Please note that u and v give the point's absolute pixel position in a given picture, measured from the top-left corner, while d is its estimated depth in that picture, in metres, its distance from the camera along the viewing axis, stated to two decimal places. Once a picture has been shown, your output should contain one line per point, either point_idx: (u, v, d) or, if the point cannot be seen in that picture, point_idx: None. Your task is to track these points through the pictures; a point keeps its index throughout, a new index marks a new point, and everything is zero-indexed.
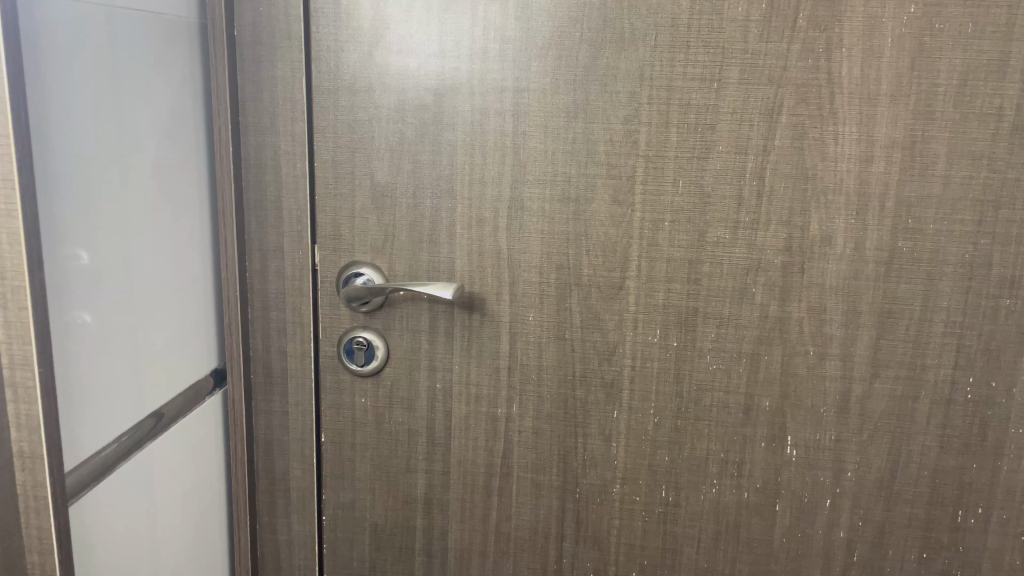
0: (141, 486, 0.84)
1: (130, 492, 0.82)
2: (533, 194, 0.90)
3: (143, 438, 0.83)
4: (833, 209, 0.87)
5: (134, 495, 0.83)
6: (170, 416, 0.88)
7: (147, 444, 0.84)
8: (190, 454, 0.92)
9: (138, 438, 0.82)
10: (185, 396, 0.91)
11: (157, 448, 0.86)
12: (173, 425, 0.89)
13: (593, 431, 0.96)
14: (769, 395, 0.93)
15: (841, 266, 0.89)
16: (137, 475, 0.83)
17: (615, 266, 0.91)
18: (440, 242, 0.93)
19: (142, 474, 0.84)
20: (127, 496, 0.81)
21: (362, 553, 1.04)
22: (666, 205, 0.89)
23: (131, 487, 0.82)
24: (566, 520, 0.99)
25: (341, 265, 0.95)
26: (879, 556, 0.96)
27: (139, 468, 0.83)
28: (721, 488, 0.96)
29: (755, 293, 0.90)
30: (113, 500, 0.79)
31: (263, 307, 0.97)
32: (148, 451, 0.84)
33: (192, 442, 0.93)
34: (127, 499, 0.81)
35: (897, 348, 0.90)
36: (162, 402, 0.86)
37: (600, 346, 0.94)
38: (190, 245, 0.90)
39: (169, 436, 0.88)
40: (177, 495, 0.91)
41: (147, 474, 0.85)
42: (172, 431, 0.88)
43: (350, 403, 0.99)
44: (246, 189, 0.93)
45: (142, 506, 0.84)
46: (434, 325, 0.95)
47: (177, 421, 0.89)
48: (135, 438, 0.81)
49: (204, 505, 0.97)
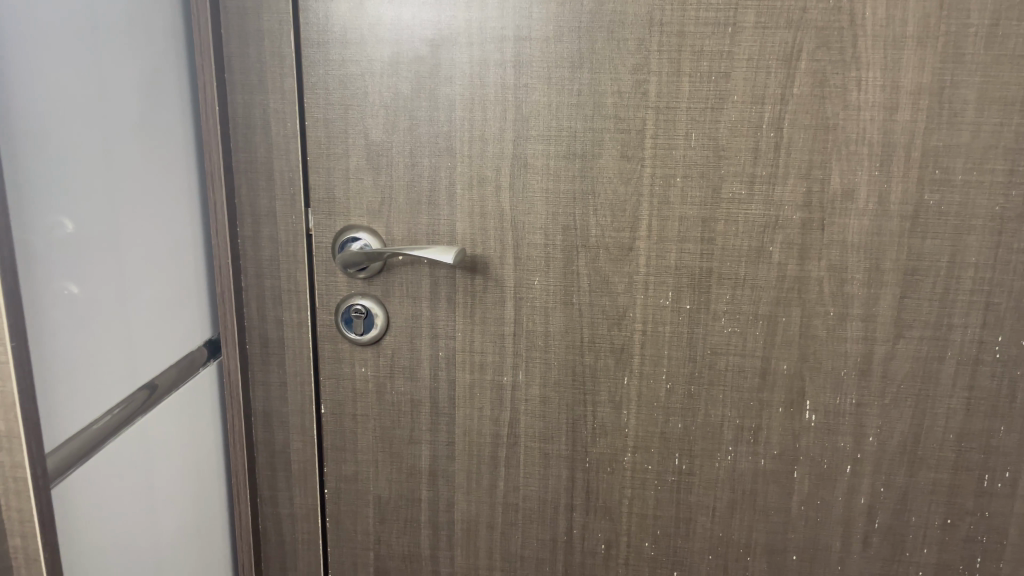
0: (137, 462, 0.81)
1: (127, 463, 0.79)
2: (537, 150, 0.85)
3: (136, 411, 0.80)
4: (856, 160, 0.81)
5: (131, 471, 0.80)
6: (164, 388, 0.85)
7: (138, 419, 0.81)
8: (183, 425, 0.90)
9: (131, 412, 0.79)
10: (179, 367, 0.88)
11: (150, 420, 0.83)
12: (167, 397, 0.86)
13: (603, 398, 0.92)
14: (788, 358, 0.88)
15: (864, 222, 0.83)
16: (131, 449, 0.80)
17: (624, 226, 0.86)
18: (440, 203, 0.88)
19: (135, 449, 0.81)
20: (122, 471, 0.79)
21: (366, 527, 1.04)
22: (679, 159, 0.84)
23: (127, 460, 0.79)
24: (576, 490, 0.97)
25: (337, 230, 0.92)
26: (902, 523, 0.91)
27: (133, 443, 0.80)
28: (736, 455, 0.92)
29: (772, 252, 0.85)
30: (110, 474, 0.76)
31: (257, 275, 0.95)
32: (139, 425, 0.81)
33: (184, 413, 0.90)
34: (122, 474, 0.79)
35: (922, 306, 0.84)
36: (154, 373, 0.83)
37: (609, 310, 0.89)
38: (179, 211, 0.86)
39: (163, 409, 0.85)
40: (172, 465, 0.89)
41: (144, 448, 0.82)
42: (164, 405, 0.85)
43: (351, 373, 0.97)
44: (236, 151, 0.90)
45: (139, 481, 0.82)
46: (436, 291, 0.91)
47: (170, 393, 0.86)
48: (128, 412, 0.78)
49: (203, 476, 0.96)
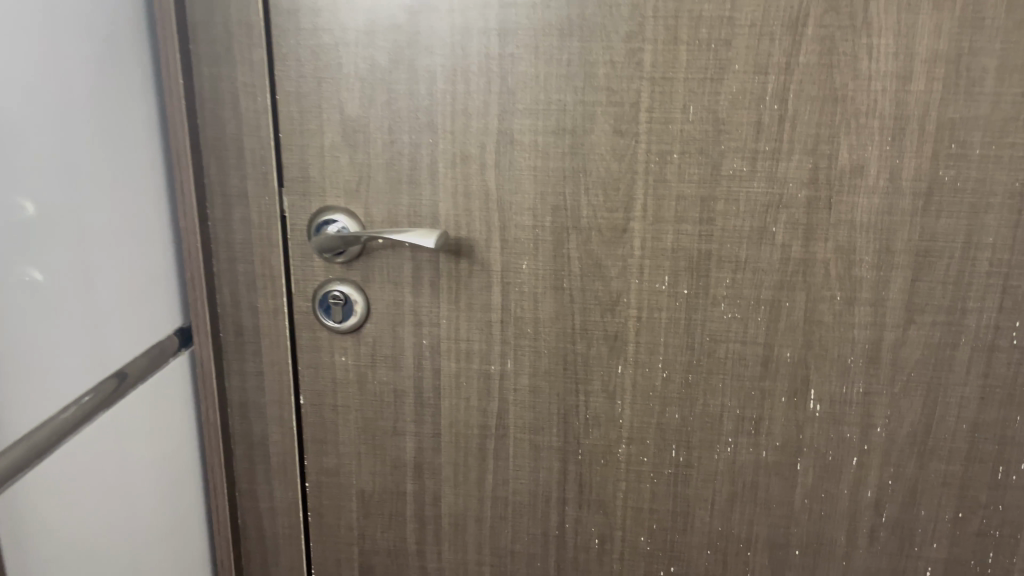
0: (101, 457, 0.77)
1: (89, 459, 0.75)
2: (524, 125, 0.80)
3: (98, 405, 0.75)
4: (866, 134, 0.76)
5: (94, 467, 0.76)
6: (131, 378, 0.80)
7: (102, 411, 0.76)
8: (153, 416, 0.86)
9: (92, 406, 0.74)
10: (148, 357, 0.83)
11: (115, 413, 0.78)
12: (134, 388, 0.81)
13: (596, 388, 0.88)
14: (792, 345, 0.83)
15: (874, 200, 0.77)
16: (94, 444, 0.76)
17: (617, 206, 0.81)
18: (422, 183, 0.83)
19: (99, 444, 0.77)
20: (84, 467, 0.74)
21: (349, 521, 0.99)
22: (676, 134, 0.78)
23: (90, 455, 0.75)
24: (568, 483, 0.92)
25: (312, 212, 0.86)
26: (910, 516, 0.87)
27: (96, 437, 0.76)
28: (737, 447, 0.87)
29: (775, 233, 0.80)
30: (70, 471, 0.72)
31: (230, 259, 0.89)
32: (103, 419, 0.77)
33: (154, 404, 0.86)
34: (84, 470, 0.75)
35: (935, 290, 0.79)
36: (119, 364, 0.79)
37: (602, 295, 0.84)
38: (145, 191, 0.81)
39: (130, 401, 0.81)
40: (142, 459, 0.84)
41: (109, 442, 0.78)
42: (130, 397, 0.81)
43: (331, 362, 0.92)
44: (203, 128, 0.84)
45: (104, 477, 0.78)
46: (418, 275, 0.86)
47: (138, 383, 0.82)
48: (90, 405, 0.74)
49: (177, 469, 0.91)
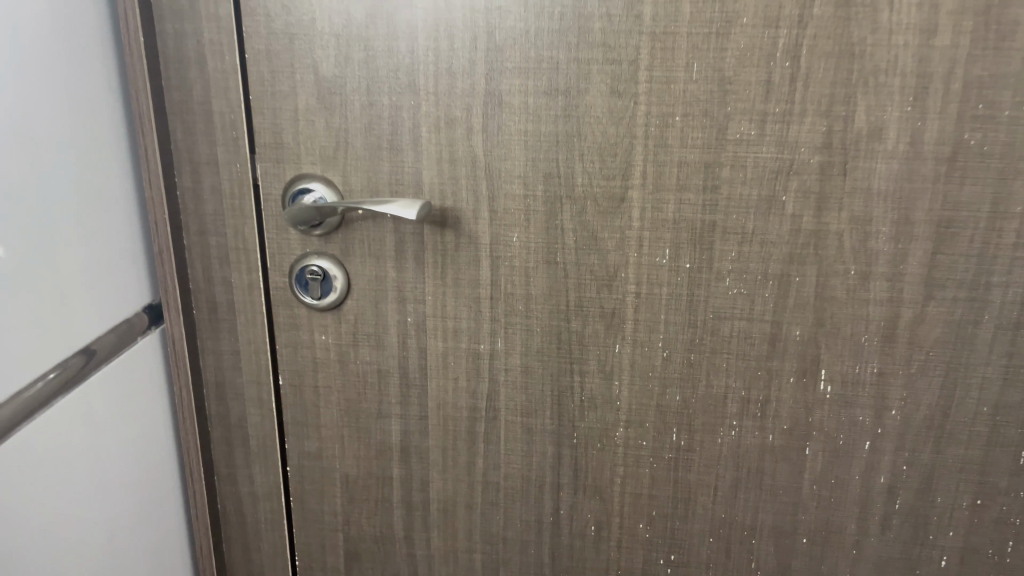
0: (73, 438, 0.73)
1: (60, 442, 0.71)
2: (513, 86, 0.74)
3: (66, 385, 0.71)
4: (885, 94, 0.69)
5: (65, 450, 0.72)
6: (101, 356, 0.75)
7: (71, 391, 0.72)
8: (128, 396, 0.81)
9: (60, 386, 0.70)
10: (119, 334, 0.78)
11: (86, 392, 0.74)
12: (106, 366, 0.77)
13: (592, 368, 0.82)
14: (801, 323, 0.77)
15: (893, 166, 0.71)
16: (65, 425, 0.71)
17: (615, 173, 0.75)
18: (403, 149, 0.77)
19: (71, 425, 0.72)
20: (54, 451, 0.70)
21: (333, 507, 0.95)
22: (678, 95, 0.72)
23: (60, 438, 0.71)
24: (563, 468, 0.87)
25: (287, 181, 0.80)
26: (925, 503, 0.82)
27: (67, 418, 0.71)
28: (741, 431, 0.82)
29: (785, 203, 0.74)
30: (38, 455, 0.68)
31: (201, 232, 0.84)
32: (73, 399, 0.72)
33: (128, 383, 0.81)
34: (54, 454, 0.70)
35: (957, 264, 0.74)
36: (88, 341, 0.74)
37: (598, 270, 0.78)
38: (112, 156, 0.76)
39: (102, 380, 0.76)
40: (117, 440, 0.80)
41: (81, 423, 0.74)
42: (102, 375, 0.76)
43: (310, 341, 0.87)
44: (168, 90, 0.78)
45: (77, 460, 0.73)
46: (401, 249, 0.80)
47: (110, 361, 0.77)
48: (57, 385, 0.69)
49: (155, 451, 0.87)
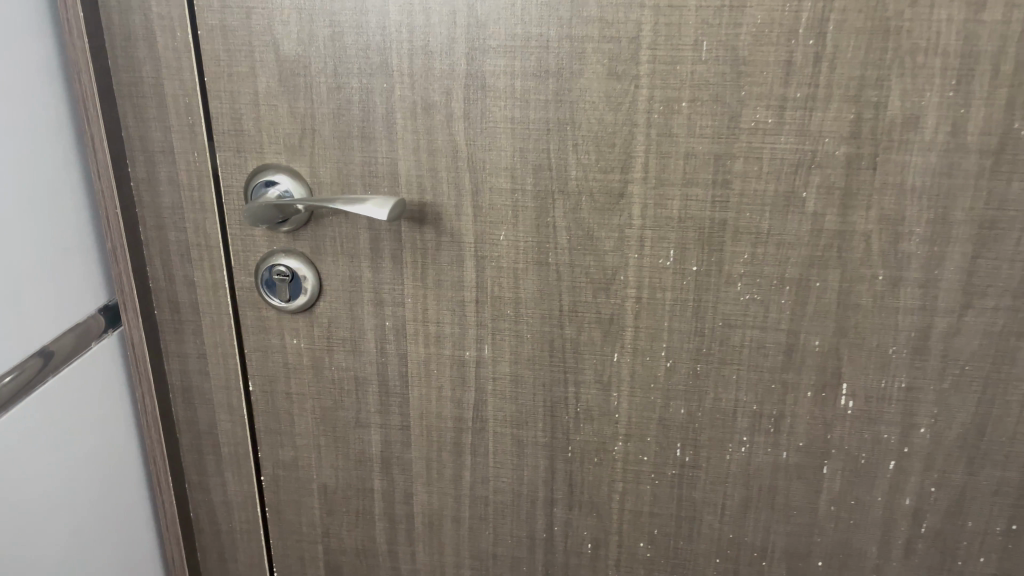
0: (18, 455, 0.67)
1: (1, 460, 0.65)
2: (498, 67, 0.65)
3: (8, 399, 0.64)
4: (923, 77, 0.60)
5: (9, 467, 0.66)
6: (49, 365, 0.69)
7: (14, 405, 0.65)
8: (84, 404, 0.75)
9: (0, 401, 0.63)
10: (70, 341, 0.72)
11: (33, 405, 0.67)
12: (55, 374, 0.70)
13: (588, 377, 0.75)
14: (821, 332, 0.69)
15: (929, 159, 0.63)
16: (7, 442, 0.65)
17: (613, 165, 0.67)
18: (376, 137, 0.68)
19: (15, 440, 0.66)
20: None
21: (311, 518, 0.88)
22: (685, 77, 0.63)
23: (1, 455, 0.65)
24: (556, 483, 0.80)
25: (249, 172, 0.72)
26: (954, 527, 0.74)
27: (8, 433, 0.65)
28: (752, 447, 0.74)
29: (805, 199, 0.65)
30: None
31: (158, 226, 0.76)
32: (16, 413, 0.66)
33: (84, 390, 0.74)
34: None
35: (1000, 269, 0.65)
36: (34, 350, 0.67)
37: (595, 272, 0.70)
38: (56, 145, 0.68)
39: (51, 390, 0.70)
40: (72, 452, 0.74)
41: (27, 437, 0.68)
42: (51, 384, 0.70)
43: (281, 345, 0.79)
44: (115, 71, 0.70)
45: (24, 476, 0.68)
46: (377, 248, 0.73)
47: (60, 369, 0.70)
48: None
49: (117, 462, 0.81)
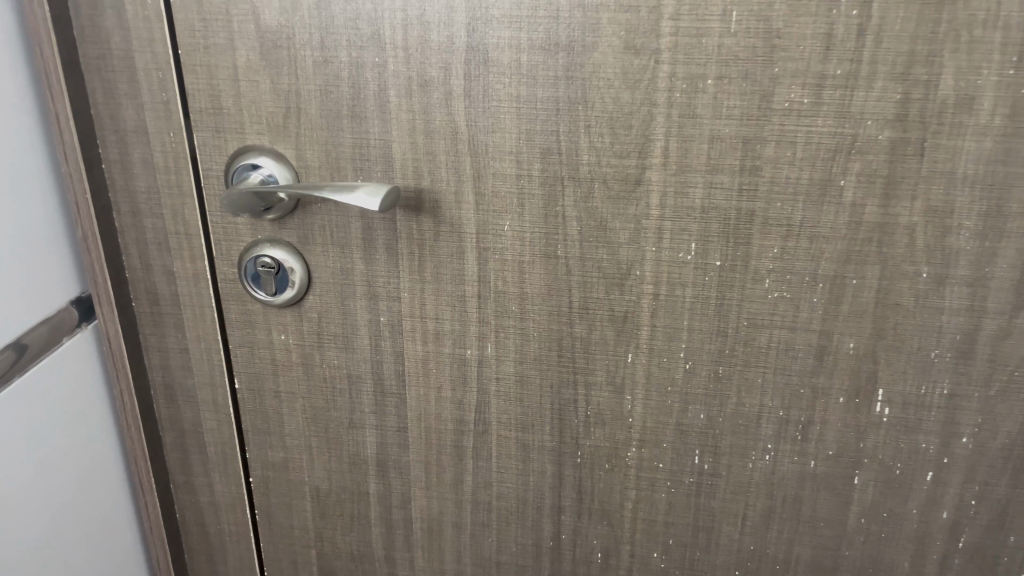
0: None
1: None
2: (502, 40, 0.58)
3: None
4: (981, 52, 0.54)
5: None
6: (19, 364, 0.63)
7: None
8: (60, 403, 0.69)
9: None
10: (42, 337, 0.66)
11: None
12: (26, 374, 0.65)
13: (599, 379, 0.69)
14: (856, 334, 0.63)
15: (984, 145, 0.56)
16: None
17: (630, 150, 0.60)
18: (369, 118, 0.62)
19: None
20: None
21: (303, 522, 0.83)
22: (710, 52, 0.56)
23: None
24: (564, 490, 0.74)
25: (230, 155, 0.66)
26: (995, 542, 0.69)
27: None
28: (777, 455, 0.69)
29: (843, 188, 0.59)
30: None
31: (134, 213, 0.70)
32: None
33: (59, 388, 0.69)
34: None
35: None
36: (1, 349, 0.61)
37: (608, 266, 0.64)
38: (19, 125, 0.62)
39: (22, 390, 0.64)
40: (46, 455, 0.68)
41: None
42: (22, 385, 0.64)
43: (268, 341, 0.73)
44: (81, 44, 0.64)
45: None
46: (370, 238, 0.66)
47: (31, 368, 0.65)
48: None
49: (97, 463, 0.75)
